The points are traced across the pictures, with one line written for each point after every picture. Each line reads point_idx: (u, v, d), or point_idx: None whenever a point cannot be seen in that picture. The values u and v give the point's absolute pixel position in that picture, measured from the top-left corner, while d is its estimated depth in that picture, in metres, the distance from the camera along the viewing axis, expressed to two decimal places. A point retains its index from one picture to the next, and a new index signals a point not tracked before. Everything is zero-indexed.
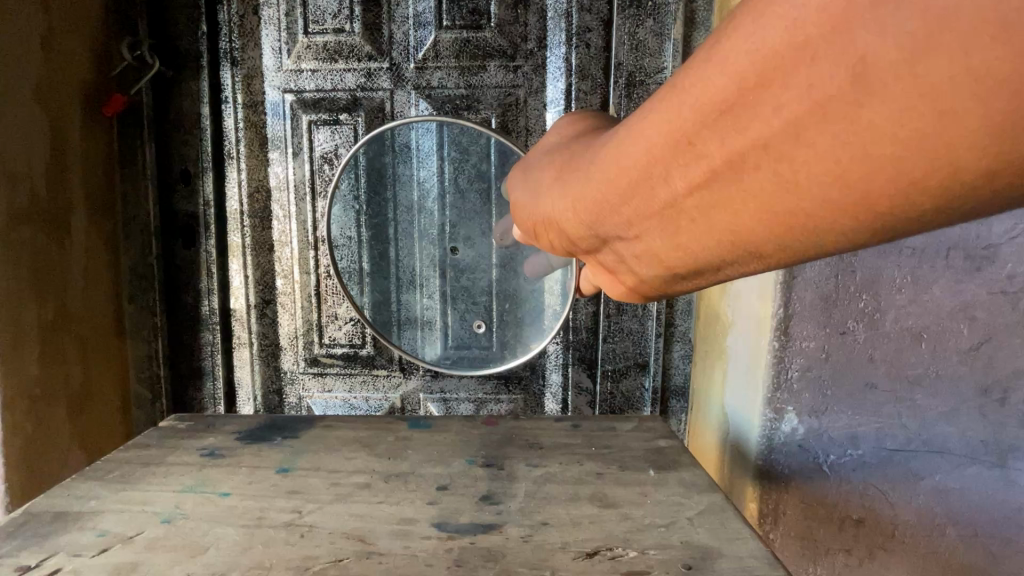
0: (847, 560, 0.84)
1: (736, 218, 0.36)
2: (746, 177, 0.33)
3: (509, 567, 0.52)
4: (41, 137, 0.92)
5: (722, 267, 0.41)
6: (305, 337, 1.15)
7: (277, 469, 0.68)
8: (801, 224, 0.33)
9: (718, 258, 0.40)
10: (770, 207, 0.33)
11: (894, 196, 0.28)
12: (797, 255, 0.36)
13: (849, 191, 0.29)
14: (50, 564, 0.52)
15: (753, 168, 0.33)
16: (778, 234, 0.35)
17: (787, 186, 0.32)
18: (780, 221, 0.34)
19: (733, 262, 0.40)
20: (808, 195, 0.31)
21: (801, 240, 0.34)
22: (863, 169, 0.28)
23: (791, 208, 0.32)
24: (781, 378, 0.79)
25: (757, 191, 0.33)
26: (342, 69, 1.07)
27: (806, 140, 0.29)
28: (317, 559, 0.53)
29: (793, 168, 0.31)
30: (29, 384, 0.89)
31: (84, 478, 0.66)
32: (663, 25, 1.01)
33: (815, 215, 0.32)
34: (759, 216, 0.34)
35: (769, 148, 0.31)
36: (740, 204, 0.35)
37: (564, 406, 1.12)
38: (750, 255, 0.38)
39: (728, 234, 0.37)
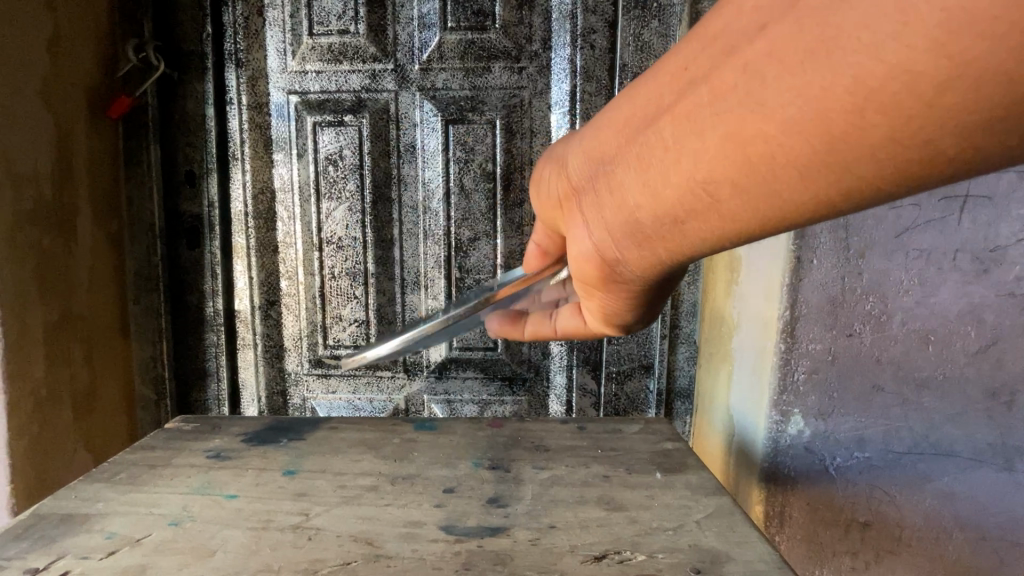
0: (854, 563, 0.84)
1: (702, 149, 0.34)
2: (719, 102, 0.33)
3: (517, 570, 0.52)
4: (48, 138, 0.92)
5: (683, 223, 0.39)
6: (310, 338, 1.15)
7: (284, 471, 0.68)
8: (762, 154, 0.32)
9: (677, 206, 0.38)
10: (736, 134, 0.32)
11: (850, 113, 0.28)
12: (756, 206, 0.35)
13: (808, 106, 0.29)
14: (59, 566, 0.52)
15: (727, 89, 0.32)
16: (739, 168, 0.33)
17: (754, 107, 0.31)
18: (743, 152, 0.33)
19: (693, 212, 0.38)
20: (772, 115, 0.30)
21: (761, 177, 0.33)
22: (826, 80, 0.28)
23: (757, 134, 0.32)
24: (787, 381, 0.79)
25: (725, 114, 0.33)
26: (347, 71, 1.08)
27: (780, 55, 0.29)
28: (325, 562, 0.52)
29: (763, 85, 0.30)
30: (35, 384, 0.90)
31: (91, 480, 0.66)
32: (668, 26, 1.01)
33: (777, 139, 0.31)
34: (724, 146, 0.33)
35: (747, 66, 0.31)
36: (707, 133, 0.34)
37: (568, 407, 1.12)
38: (711, 201, 0.36)
39: (693, 172, 0.36)
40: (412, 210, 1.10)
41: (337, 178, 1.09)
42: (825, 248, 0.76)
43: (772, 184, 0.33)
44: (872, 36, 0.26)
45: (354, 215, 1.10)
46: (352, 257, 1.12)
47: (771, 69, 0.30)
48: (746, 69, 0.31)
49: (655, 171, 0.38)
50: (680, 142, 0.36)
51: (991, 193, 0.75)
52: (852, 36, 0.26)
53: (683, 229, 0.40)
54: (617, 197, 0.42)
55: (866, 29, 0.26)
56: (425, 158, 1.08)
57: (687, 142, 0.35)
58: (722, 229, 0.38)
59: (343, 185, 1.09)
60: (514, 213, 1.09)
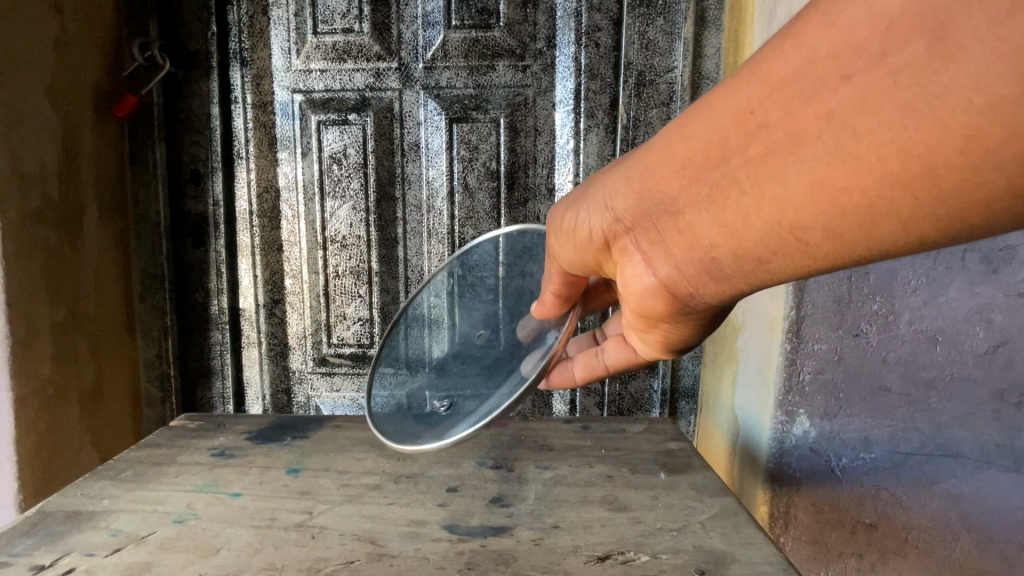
0: (859, 565, 0.83)
1: (785, 197, 0.36)
2: (797, 152, 0.35)
3: (520, 570, 0.51)
4: (54, 137, 0.93)
5: (751, 261, 0.41)
6: (314, 336, 1.15)
7: (288, 469, 0.68)
8: (855, 204, 0.34)
9: (758, 244, 0.40)
10: (826, 184, 0.34)
11: (957, 169, 0.30)
12: (828, 248, 0.37)
13: (916, 161, 0.31)
14: (65, 562, 0.52)
15: (804, 139, 0.34)
16: (810, 210, 0.36)
17: (846, 158, 0.33)
18: (838, 199, 0.34)
19: (776, 254, 0.40)
20: (854, 166, 0.33)
21: (831, 221, 0.36)
22: (916, 141, 0.30)
23: (853, 182, 0.33)
24: (791, 381, 0.79)
25: (814, 163, 0.34)
26: (351, 69, 1.08)
27: (877, 109, 0.31)
28: (328, 561, 0.52)
29: (848, 137, 0.32)
30: (41, 383, 0.90)
31: (97, 477, 0.66)
32: (673, 24, 1.01)
33: (870, 190, 0.33)
34: (813, 194, 0.35)
35: (832, 115, 0.32)
36: (797, 181, 0.35)
37: (572, 407, 1.12)
38: (782, 240, 0.39)
39: (769, 215, 0.38)
40: (415, 209, 1.10)
41: (342, 177, 1.09)
42: None
43: (862, 230, 0.35)
44: (983, 98, 0.27)
45: (358, 214, 1.10)
46: (356, 255, 1.12)
47: (858, 121, 0.32)
48: (823, 120, 0.33)
49: (733, 214, 0.40)
50: (755, 187, 0.37)
51: None
52: (961, 95, 0.28)
53: (752, 266, 0.42)
54: (689, 238, 0.43)
55: (976, 90, 0.27)
56: (429, 156, 1.08)
57: (772, 192, 0.37)
58: (803, 268, 0.40)
59: (346, 184, 1.10)
60: (518, 211, 1.08)
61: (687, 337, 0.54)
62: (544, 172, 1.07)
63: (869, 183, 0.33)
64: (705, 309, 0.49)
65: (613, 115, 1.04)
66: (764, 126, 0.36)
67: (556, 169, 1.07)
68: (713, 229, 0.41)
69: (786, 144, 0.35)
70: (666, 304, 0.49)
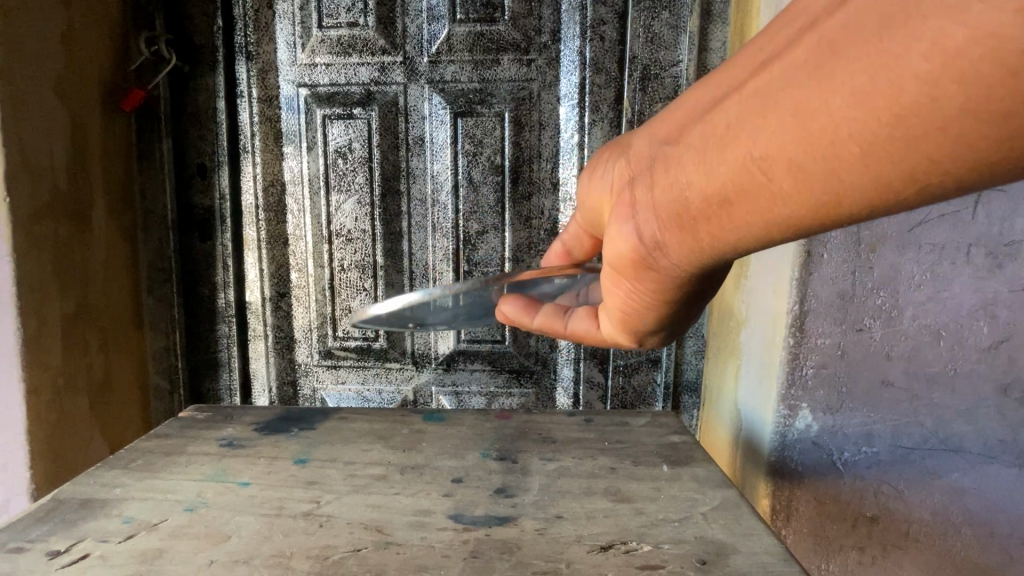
0: (860, 557, 0.83)
1: (759, 131, 0.34)
2: (782, 82, 0.33)
3: (524, 559, 0.51)
4: (64, 131, 0.94)
5: (717, 208, 0.38)
6: (320, 329, 1.16)
7: (295, 460, 0.69)
8: (825, 134, 0.31)
9: (725, 186, 0.37)
10: (794, 109, 0.32)
11: (928, 84, 0.27)
12: (797, 195, 0.34)
13: (881, 75, 0.28)
14: (80, 548, 0.53)
15: (793, 69, 0.33)
16: (780, 147, 0.33)
17: (822, 80, 0.31)
18: (807, 128, 0.32)
19: (739, 197, 0.37)
20: (827, 89, 0.31)
21: (802, 159, 0.33)
22: (891, 57, 0.28)
23: (824, 108, 0.31)
24: (795, 375, 0.79)
25: (789, 88, 0.33)
26: (356, 64, 1.08)
27: (853, 27, 0.30)
28: (336, 548, 0.53)
29: (829, 59, 0.31)
30: (52, 373, 0.91)
31: (109, 466, 0.67)
32: (679, 17, 1.00)
33: (836, 113, 0.31)
34: (782, 122, 0.33)
35: (821, 42, 0.31)
36: (773, 111, 0.33)
37: (575, 400, 1.13)
38: (751, 185, 0.36)
39: (741, 152, 0.35)
40: (420, 203, 1.11)
41: (347, 171, 1.10)
42: (835, 240, 0.76)
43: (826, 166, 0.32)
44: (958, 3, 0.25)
45: (363, 208, 1.11)
46: (361, 249, 1.12)
47: (842, 42, 0.30)
48: (813, 49, 0.32)
49: (708, 155, 0.38)
50: (735, 123, 0.36)
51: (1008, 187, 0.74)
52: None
53: (719, 217, 0.39)
54: (661, 182, 0.42)
55: None
56: (434, 151, 1.09)
57: (747, 123, 0.35)
58: (766, 218, 0.37)
59: (352, 178, 1.10)
60: (523, 206, 1.09)
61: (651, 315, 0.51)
62: (548, 166, 1.08)
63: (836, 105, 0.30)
64: (671, 273, 0.45)
65: (618, 109, 1.04)
66: (766, 66, 0.35)
67: (561, 163, 1.07)
68: (687, 173, 0.39)
69: (775, 76, 0.34)
70: (627, 262, 0.47)
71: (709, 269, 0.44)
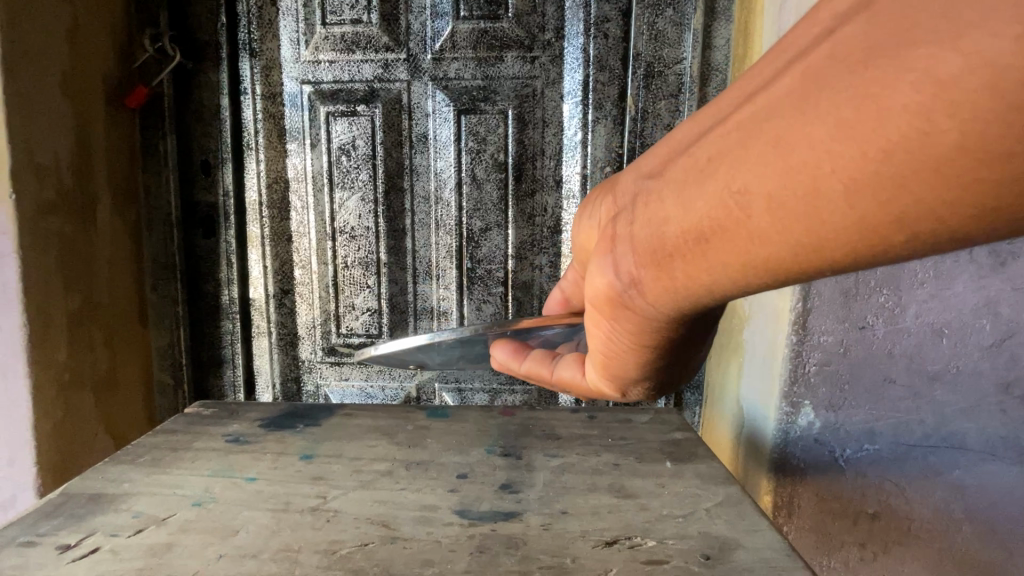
0: (861, 554, 0.84)
1: (739, 166, 0.32)
2: (763, 115, 0.31)
3: (530, 553, 0.52)
4: (68, 128, 0.94)
5: (695, 246, 0.36)
6: (323, 326, 1.17)
7: (301, 455, 0.69)
8: (810, 171, 0.29)
9: (706, 222, 0.35)
10: (775, 143, 0.30)
11: (914, 117, 0.25)
12: (779, 235, 0.32)
13: (866, 107, 0.27)
14: (90, 542, 0.54)
15: (774, 102, 0.31)
16: (762, 183, 0.31)
17: (805, 115, 0.29)
18: (791, 164, 0.30)
19: (716, 236, 0.35)
20: (810, 124, 0.29)
21: (783, 197, 0.31)
22: (878, 88, 0.26)
23: (807, 142, 0.29)
24: (797, 373, 0.79)
25: (769, 121, 0.31)
26: (360, 61, 1.08)
27: (833, 58, 0.28)
28: (343, 543, 0.53)
29: (810, 94, 0.29)
30: (58, 370, 0.92)
31: (117, 461, 0.68)
32: (682, 15, 1.00)
33: (819, 147, 0.29)
34: (762, 155, 0.31)
35: (804, 75, 0.29)
36: (755, 146, 0.31)
37: (577, 397, 1.14)
38: (730, 223, 0.33)
39: (721, 188, 0.33)
40: (424, 200, 1.11)
41: (350, 168, 1.10)
42: None
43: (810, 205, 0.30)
44: (947, 33, 0.24)
45: (366, 204, 1.11)
46: (364, 246, 1.13)
47: (824, 75, 0.28)
48: (795, 81, 0.30)
49: (690, 191, 0.35)
50: (715, 157, 0.34)
51: None
52: (929, 28, 0.25)
53: (697, 257, 0.36)
54: (638, 217, 0.40)
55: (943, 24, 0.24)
56: (438, 148, 1.09)
57: (726, 157, 0.33)
58: (744, 260, 0.34)
59: (355, 175, 1.10)
60: (526, 203, 1.09)
61: (631, 360, 0.48)
62: (551, 164, 1.08)
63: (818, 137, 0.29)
64: (653, 315, 0.43)
65: (621, 106, 1.04)
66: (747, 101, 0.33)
67: (564, 161, 1.07)
68: (665, 208, 0.37)
69: (756, 111, 0.32)
70: (604, 299, 0.44)
71: (690, 311, 0.41)
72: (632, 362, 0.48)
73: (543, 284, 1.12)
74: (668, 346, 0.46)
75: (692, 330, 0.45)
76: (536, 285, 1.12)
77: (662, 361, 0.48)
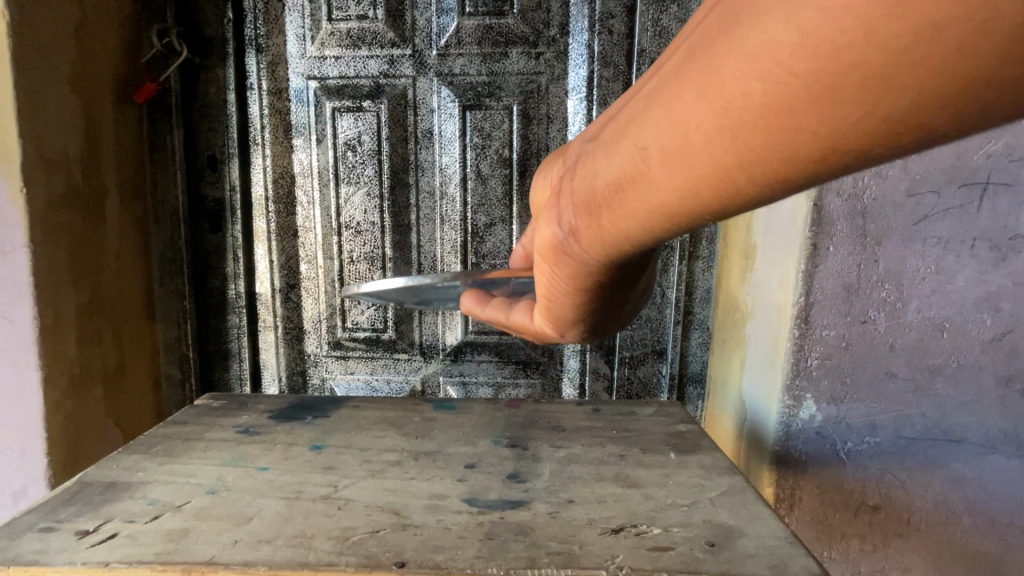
0: (862, 545, 0.85)
1: (649, 123, 0.34)
2: (672, 72, 0.32)
3: (538, 540, 0.53)
4: (77, 123, 0.94)
5: (614, 199, 0.38)
6: (329, 320, 1.18)
7: (311, 446, 0.71)
8: (705, 126, 0.31)
9: (623, 176, 0.36)
10: (676, 96, 0.32)
11: (788, 75, 0.26)
12: (681, 186, 0.34)
13: (746, 64, 0.28)
14: (108, 528, 0.55)
15: (680, 59, 0.32)
16: (665, 138, 0.33)
17: (700, 73, 0.30)
18: (688, 118, 0.31)
19: (631, 187, 0.36)
20: (705, 79, 0.30)
21: (684, 150, 0.32)
22: (758, 43, 0.27)
23: (702, 97, 0.30)
24: (800, 366, 0.81)
25: (674, 78, 0.32)
26: (365, 56, 1.08)
27: (728, 11, 0.29)
28: (356, 530, 0.54)
29: (706, 50, 0.30)
30: (68, 363, 0.93)
31: (130, 451, 0.69)
32: (687, 11, 1.01)
33: (711, 100, 0.30)
34: (662, 113, 0.33)
35: (705, 30, 0.30)
36: (662, 104, 0.33)
37: (581, 391, 1.15)
38: (642, 176, 0.35)
39: (634, 143, 0.35)
40: (429, 196, 1.12)
41: (356, 163, 1.11)
42: (842, 233, 0.77)
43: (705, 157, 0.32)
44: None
45: (372, 199, 1.12)
46: (370, 241, 1.14)
47: (718, 30, 0.29)
48: (697, 37, 0.31)
49: (613, 145, 0.37)
50: (633, 115, 0.35)
51: (1012, 181, 0.74)
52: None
53: (617, 208, 0.38)
54: (574, 175, 0.41)
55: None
56: (443, 143, 1.10)
57: (640, 115, 0.35)
58: (656, 211, 0.36)
59: (361, 170, 1.11)
60: (530, 199, 1.10)
61: (574, 308, 0.51)
62: None
63: (705, 96, 0.30)
64: (588, 265, 0.45)
65: None
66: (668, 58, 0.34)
67: None
68: (594, 165, 0.39)
69: (670, 68, 0.33)
70: (546, 253, 0.46)
71: (621, 261, 0.44)
72: (575, 311, 0.51)
73: None
74: (605, 293, 0.49)
75: (628, 276, 0.47)
76: None
77: (602, 306, 0.51)
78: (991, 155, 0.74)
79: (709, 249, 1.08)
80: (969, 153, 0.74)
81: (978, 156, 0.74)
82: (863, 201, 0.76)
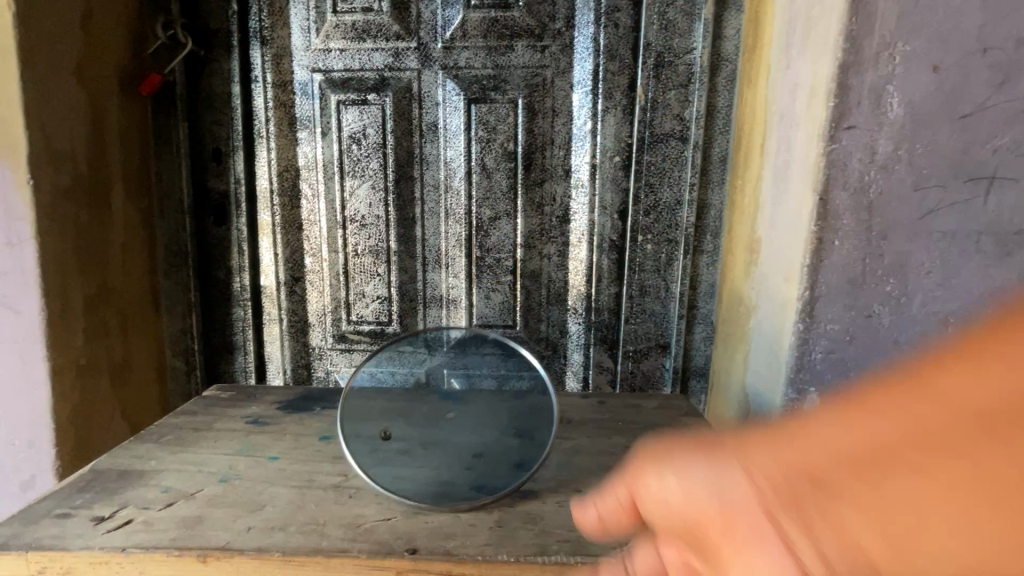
0: None
1: (877, 480, 0.28)
2: (896, 421, 0.29)
3: (548, 528, 0.53)
4: (84, 115, 0.95)
5: (807, 532, 0.31)
6: (334, 313, 1.18)
7: (320, 436, 0.71)
8: (946, 498, 0.25)
9: (827, 522, 0.30)
10: (906, 456, 0.27)
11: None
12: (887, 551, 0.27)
13: (995, 443, 0.24)
14: (123, 514, 0.55)
15: (904, 401, 0.29)
16: (894, 495, 0.27)
17: (939, 433, 0.26)
18: (927, 479, 0.26)
19: (827, 529, 0.30)
20: (954, 450, 0.25)
21: (908, 514, 0.26)
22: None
23: (952, 463, 0.25)
24: (804, 360, 0.82)
25: (904, 435, 0.28)
26: (371, 49, 1.08)
27: (982, 368, 0.26)
28: (367, 517, 0.55)
29: (949, 412, 0.27)
30: (75, 353, 0.94)
31: (142, 441, 0.70)
32: (693, 4, 1.00)
33: (949, 469, 0.25)
34: (901, 463, 0.27)
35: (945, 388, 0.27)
36: (893, 454, 0.28)
37: (584, 384, 1.16)
38: (846, 529, 0.29)
39: (851, 497, 0.29)
40: (433, 189, 1.12)
41: (361, 157, 1.11)
42: (848, 227, 0.78)
43: (998, 448, 0.24)
44: None
45: (377, 193, 1.12)
46: (375, 235, 1.14)
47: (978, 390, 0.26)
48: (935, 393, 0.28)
49: (817, 488, 0.31)
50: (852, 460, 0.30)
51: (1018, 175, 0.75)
52: None
53: (808, 543, 0.31)
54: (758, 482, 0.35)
55: None
56: (448, 137, 1.10)
57: (861, 458, 0.30)
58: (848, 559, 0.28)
59: (366, 163, 1.11)
60: (535, 192, 1.10)
61: None
62: (561, 153, 1.09)
63: (947, 447, 0.26)
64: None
65: (631, 96, 1.05)
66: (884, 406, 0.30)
67: (573, 151, 1.08)
68: (787, 486, 0.33)
69: (890, 417, 0.29)
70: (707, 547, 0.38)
71: None
72: None
73: (550, 273, 1.13)
74: None
75: None
76: (544, 274, 1.13)
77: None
78: (999, 148, 0.74)
79: (713, 243, 1.08)
80: (976, 147, 0.74)
81: (984, 150, 0.74)
82: (869, 195, 0.77)
